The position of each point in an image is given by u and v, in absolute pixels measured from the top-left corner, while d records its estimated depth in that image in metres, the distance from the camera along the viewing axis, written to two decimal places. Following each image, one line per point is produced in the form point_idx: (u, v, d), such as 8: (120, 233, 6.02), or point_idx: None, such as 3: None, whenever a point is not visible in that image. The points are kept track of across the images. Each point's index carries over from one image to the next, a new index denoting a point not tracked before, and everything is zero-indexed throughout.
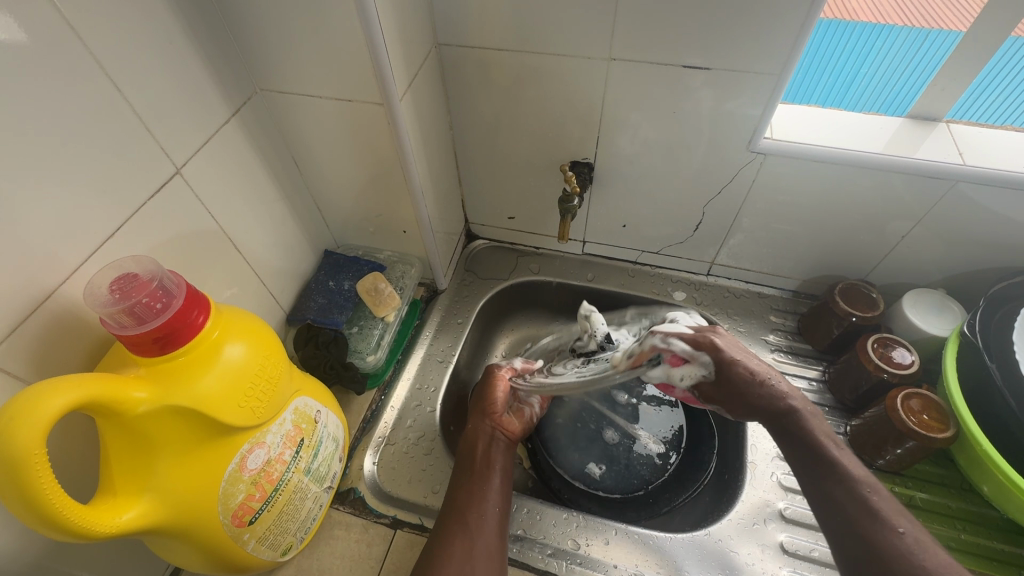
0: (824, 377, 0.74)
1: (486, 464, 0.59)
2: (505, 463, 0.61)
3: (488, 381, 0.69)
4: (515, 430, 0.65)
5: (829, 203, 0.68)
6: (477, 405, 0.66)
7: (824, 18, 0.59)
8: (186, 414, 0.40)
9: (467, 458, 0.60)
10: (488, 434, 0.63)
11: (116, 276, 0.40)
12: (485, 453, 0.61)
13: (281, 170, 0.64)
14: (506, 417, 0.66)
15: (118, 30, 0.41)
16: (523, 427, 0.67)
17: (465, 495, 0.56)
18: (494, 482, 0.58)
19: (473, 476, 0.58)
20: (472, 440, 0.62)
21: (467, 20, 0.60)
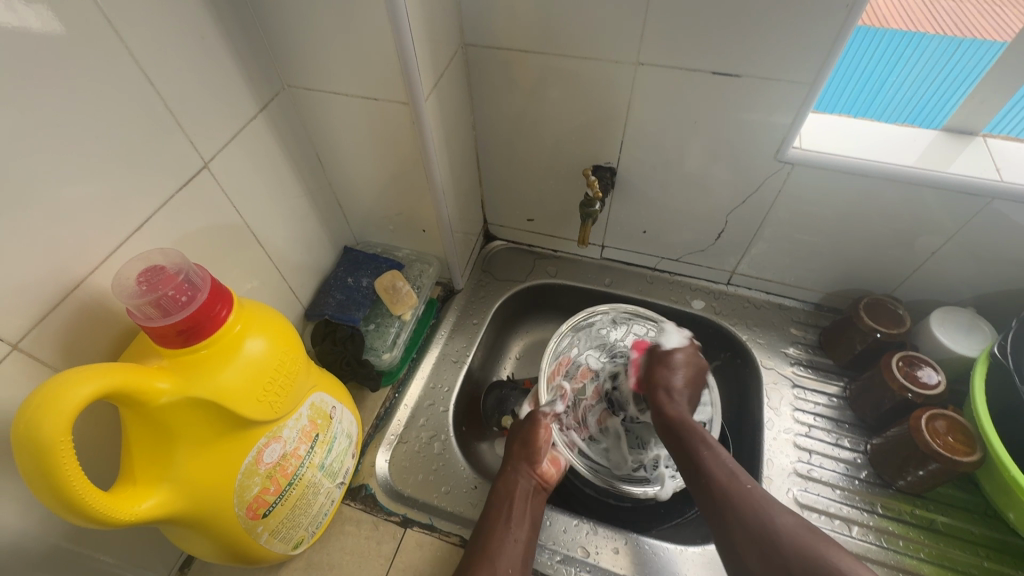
0: (845, 394, 0.72)
1: (520, 514, 0.58)
2: (537, 513, 0.60)
3: (530, 425, 0.66)
4: (552, 480, 0.63)
5: (856, 216, 0.66)
6: (520, 447, 0.64)
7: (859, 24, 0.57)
8: (206, 406, 0.40)
9: (502, 504, 0.59)
10: (528, 482, 0.61)
11: (144, 267, 0.40)
12: (522, 501, 0.60)
13: (305, 165, 0.65)
14: (546, 466, 0.64)
15: (152, 22, 0.42)
16: (559, 475, 0.65)
17: (496, 542, 0.56)
18: (524, 532, 0.57)
19: (508, 523, 0.57)
20: (510, 484, 0.61)
21: (495, 20, 0.60)
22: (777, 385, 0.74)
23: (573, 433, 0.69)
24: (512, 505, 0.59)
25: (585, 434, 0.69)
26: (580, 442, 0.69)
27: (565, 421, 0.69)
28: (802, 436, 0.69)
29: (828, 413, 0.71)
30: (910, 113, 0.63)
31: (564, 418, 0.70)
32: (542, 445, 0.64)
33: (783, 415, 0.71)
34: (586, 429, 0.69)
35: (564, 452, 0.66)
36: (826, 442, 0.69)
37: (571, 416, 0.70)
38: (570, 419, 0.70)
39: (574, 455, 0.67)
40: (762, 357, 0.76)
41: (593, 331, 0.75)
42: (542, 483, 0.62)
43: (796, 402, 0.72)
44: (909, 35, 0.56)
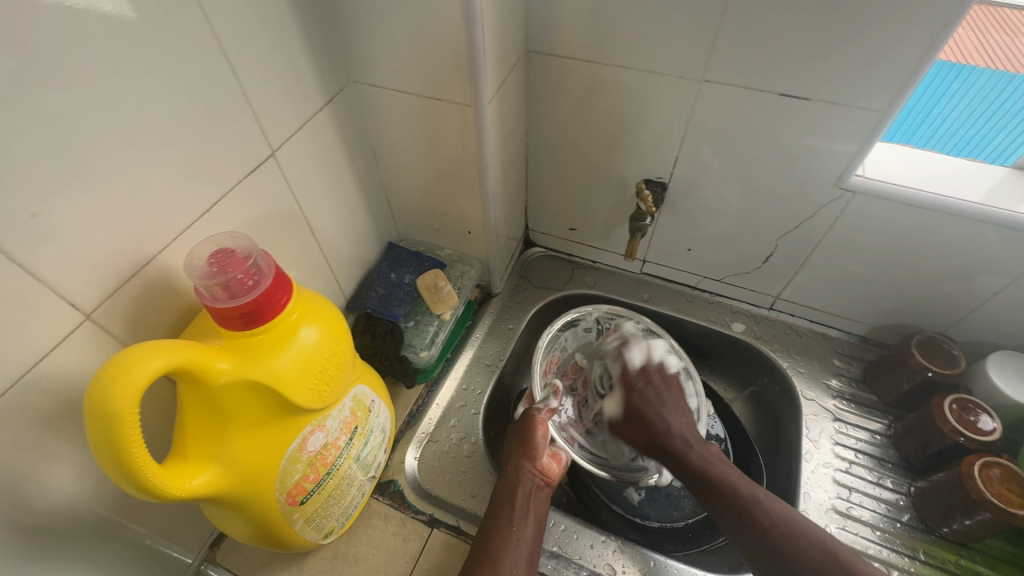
0: (889, 432, 0.70)
1: (524, 513, 0.57)
2: (542, 512, 0.59)
3: (526, 422, 0.64)
4: (554, 475, 0.62)
5: (916, 250, 0.64)
6: (519, 444, 0.63)
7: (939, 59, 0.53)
8: (261, 390, 0.41)
9: (504, 502, 0.58)
10: (531, 480, 0.60)
11: (214, 249, 0.41)
12: (526, 499, 0.58)
13: (360, 159, 0.66)
14: (548, 462, 0.62)
15: (239, 11, 0.43)
16: (561, 472, 0.63)
17: (502, 541, 0.55)
18: (529, 530, 0.56)
19: (511, 523, 0.56)
20: (512, 482, 0.59)
21: (561, 30, 0.61)
22: (817, 417, 0.72)
23: (572, 428, 0.69)
24: (516, 502, 0.58)
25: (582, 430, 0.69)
26: (580, 437, 0.69)
27: (563, 418, 0.69)
28: (841, 471, 0.67)
29: (870, 450, 0.69)
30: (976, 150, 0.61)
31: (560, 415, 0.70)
32: (540, 441, 0.62)
33: (822, 449, 0.69)
34: (585, 426, 0.70)
35: (565, 448, 0.65)
36: (867, 480, 0.67)
37: (568, 412, 0.70)
38: (566, 416, 0.70)
39: (575, 450, 0.67)
40: (803, 388, 0.74)
41: (579, 332, 0.76)
42: (544, 480, 0.61)
43: (836, 436, 0.70)
44: (960, 69, 0.55)
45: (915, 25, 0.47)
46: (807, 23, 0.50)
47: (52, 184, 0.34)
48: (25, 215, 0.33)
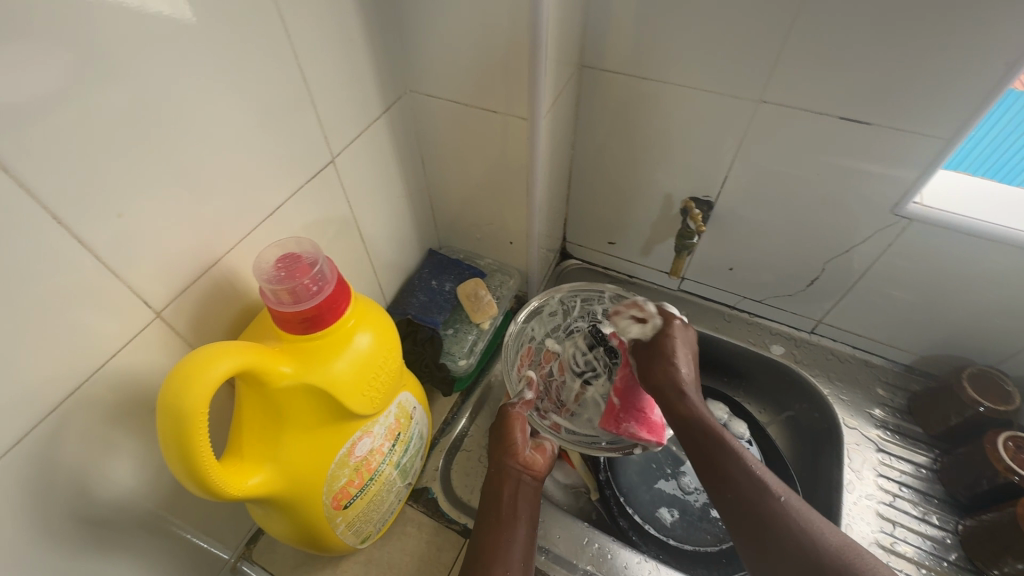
0: (935, 466, 0.68)
1: (513, 512, 0.57)
2: (533, 509, 0.59)
3: (503, 423, 0.64)
4: (541, 468, 0.62)
5: (973, 281, 0.62)
6: (497, 447, 0.63)
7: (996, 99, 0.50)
8: (317, 394, 0.41)
9: (491, 507, 0.58)
10: (517, 477, 0.60)
11: (281, 254, 0.42)
12: (514, 496, 0.58)
13: (410, 167, 0.66)
14: (531, 454, 0.62)
15: (312, 21, 0.44)
16: (547, 463, 0.63)
17: (495, 542, 0.54)
18: (519, 529, 0.56)
19: (500, 525, 0.56)
20: (496, 486, 0.59)
21: (616, 46, 0.61)
22: (859, 447, 0.71)
23: (554, 414, 0.70)
24: (501, 502, 0.58)
25: (565, 414, 0.70)
26: (563, 421, 0.69)
27: (543, 406, 0.70)
28: (884, 504, 0.66)
29: (914, 484, 0.67)
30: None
31: (540, 403, 0.70)
32: (520, 439, 0.61)
33: (864, 480, 0.68)
34: (568, 408, 0.70)
35: (550, 438, 0.66)
36: (911, 514, 0.65)
37: (548, 399, 0.70)
38: (546, 402, 0.71)
39: (561, 436, 0.67)
40: (844, 416, 0.73)
41: (545, 318, 0.76)
42: (531, 474, 0.61)
43: (879, 467, 0.69)
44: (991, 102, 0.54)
45: (988, 53, 0.46)
46: (873, 47, 0.50)
47: (139, 187, 0.36)
48: (114, 216, 0.35)
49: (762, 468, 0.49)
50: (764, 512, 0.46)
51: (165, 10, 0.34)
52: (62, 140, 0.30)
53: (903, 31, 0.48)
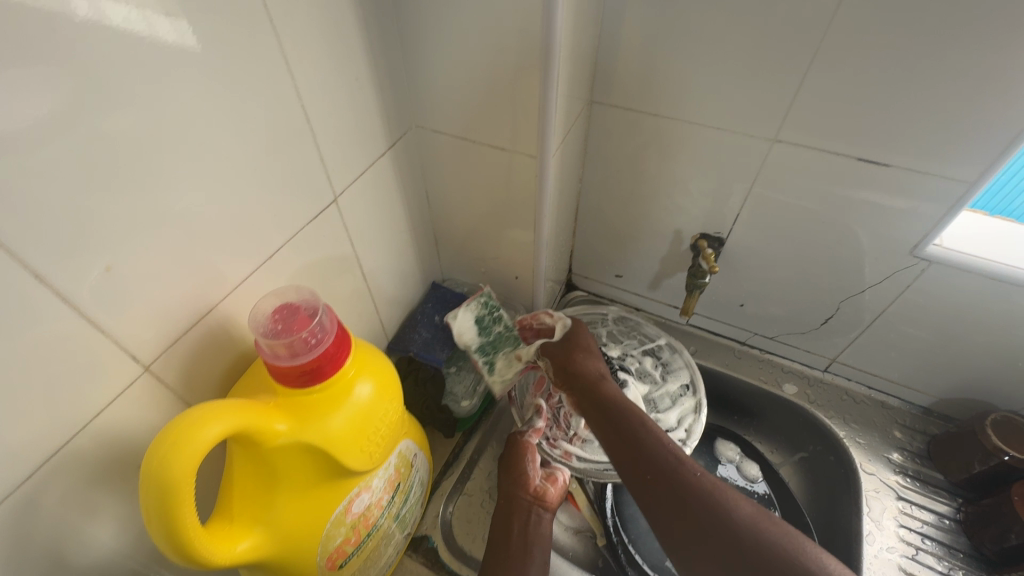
0: (958, 517, 0.65)
1: (526, 547, 0.57)
2: (546, 541, 0.59)
3: (512, 451, 0.64)
4: (551, 498, 0.61)
5: (997, 323, 0.60)
6: (506, 474, 0.63)
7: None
8: (313, 451, 0.39)
9: (503, 537, 0.58)
10: (527, 510, 0.60)
11: (277, 304, 0.39)
12: (524, 530, 0.59)
13: (413, 201, 0.65)
14: (542, 485, 0.61)
15: (317, 62, 0.43)
16: (558, 493, 0.63)
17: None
18: (532, 562, 0.56)
19: (513, 558, 0.56)
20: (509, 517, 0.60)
21: (626, 82, 0.60)
22: (878, 494, 0.68)
23: (564, 442, 0.65)
24: (511, 539, 0.58)
25: (577, 441, 0.65)
26: (575, 449, 0.64)
27: (552, 434, 0.66)
28: (907, 559, 0.63)
29: (937, 536, 0.65)
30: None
31: (549, 432, 0.66)
32: (529, 469, 0.61)
33: (885, 531, 0.65)
34: (579, 436, 0.65)
35: (562, 466, 0.64)
36: (935, 570, 0.62)
37: (557, 428, 0.66)
38: (556, 430, 0.66)
39: (574, 465, 0.64)
40: (862, 460, 0.70)
41: None
42: (541, 505, 0.61)
43: (900, 517, 0.66)
44: None
45: (1011, 98, 0.45)
46: (892, 88, 0.49)
47: (128, 235, 0.34)
48: (100, 269, 0.33)
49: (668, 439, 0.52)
50: (678, 478, 0.48)
51: (172, 40, 0.32)
52: (47, 193, 0.29)
53: (922, 73, 0.47)
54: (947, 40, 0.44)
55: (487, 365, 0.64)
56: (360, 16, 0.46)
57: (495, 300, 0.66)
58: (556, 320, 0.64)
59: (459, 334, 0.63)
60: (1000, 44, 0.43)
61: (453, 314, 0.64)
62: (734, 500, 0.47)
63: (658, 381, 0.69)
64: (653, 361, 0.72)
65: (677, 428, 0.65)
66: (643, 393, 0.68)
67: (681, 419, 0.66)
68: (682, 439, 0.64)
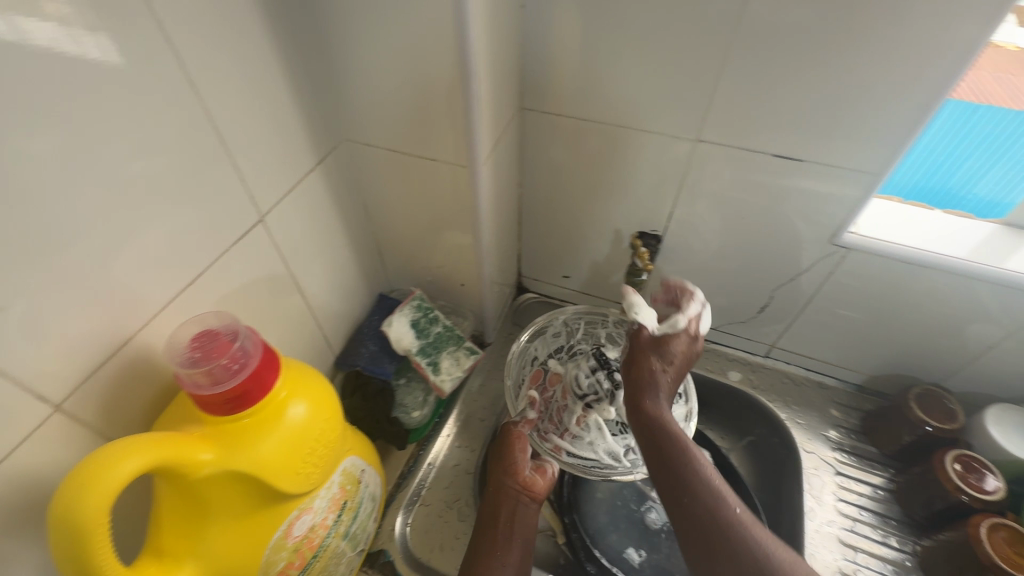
0: (891, 487, 0.69)
1: (510, 535, 0.57)
2: (530, 531, 0.59)
3: (504, 438, 0.64)
4: (540, 489, 0.61)
5: (912, 301, 0.64)
6: (497, 463, 0.63)
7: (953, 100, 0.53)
8: (244, 478, 0.39)
9: (489, 523, 0.59)
10: (515, 498, 0.60)
11: (197, 331, 0.39)
12: (510, 520, 0.59)
13: (351, 215, 0.64)
14: (531, 475, 0.62)
15: (229, 82, 0.43)
16: (547, 485, 0.63)
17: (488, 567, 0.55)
18: (514, 549, 0.57)
19: (494, 547, 0.57)
20: (496, 503, 0.60)
21: (553, 88, 0.61)
22: (818, 471, 0.72)
23: (554, 437, 0.67)
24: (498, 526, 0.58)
25: (568, 436, 0.67)
26: (563, 444, 0.67)
27: (543, 428, 0.68)
28: (846, 530, 0.67)
29: (873, 507, 0.68)
30: (964, 208, 0.63)
31: (541, 425, 0.69)
32: (520, 458, 0.61)
33: (825, 505, 0.69)
34: (569, 431, 0.67)
35: (551, 460, 0.66)
36: (872, 538, 0.66)
37: (549, 421, 0.68)
38: (549, 424, 0.68)
39: (563, 459, 0.66)
40: (802, 439, 0.74)
41: (547, 340, 0.77)
42: (529, 495, 0.61)
43: (839, 491, 0.70)
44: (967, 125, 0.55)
45: (903, 93, 0.49)
46: (798, 87, 0.51)
47: (26, 271, 0.32)
48: None
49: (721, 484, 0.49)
50: (728, 529, 0.45)
51: (95, 57, 0.33)
52: None
53: (822, 72, 0.50)
54: (840, 40, 0.47)
55: (431, 366, 0.67)
56: (274, 34, 0.46)
57: (427, 304, 0.70)
58: (693, 313, 0.58)
59: (396, 340, 0.66)
60: (887, 42, 0.46)
61: (388, 321, 0.67)
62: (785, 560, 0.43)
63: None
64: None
65: None
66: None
67: None
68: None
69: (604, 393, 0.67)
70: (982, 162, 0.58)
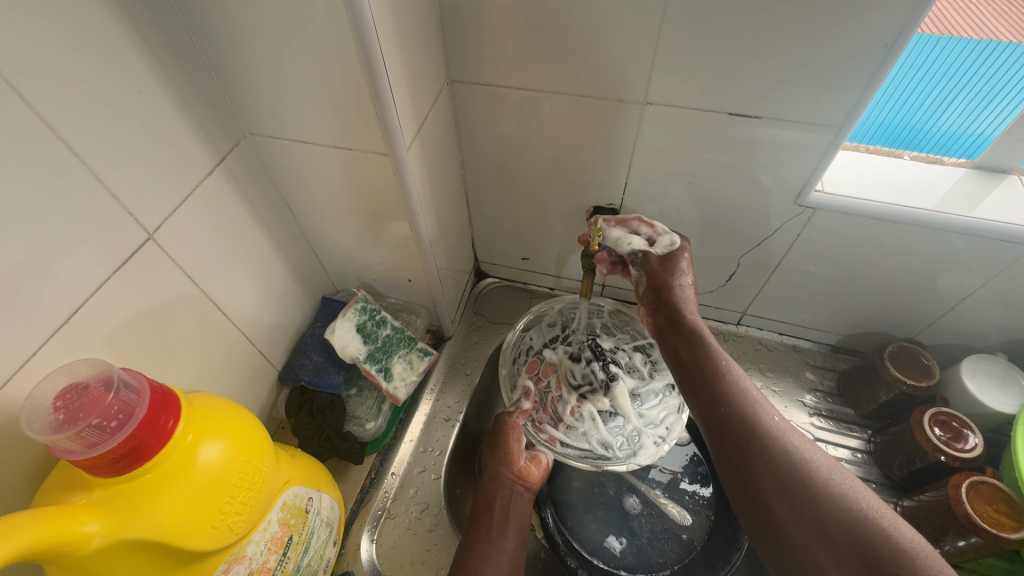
0: (869, 448, 0.68)
1: (504, 524, 0.56)
2: (525, 520, 0.58)
3: (499, 430, 0.63)
4: (535, 478, 0.60)
5: (882, 259, 0.61)
6: (492, 453, 0.62)
7: (921, 34, 0.49)
8: (146, 543, 0.34)
9: (484, 512, 0.57)
10: (510, 488, 0.59)
11: (60, 390, 0.33)
12: (505, 509, 0.57)
13: (273, 217, 0.58)
14: (526, 465, 0.61)
15: (74, 82, 0.35)
16: (542, 474, 0.61)
17: (483, 553, 0.53)
18: (509, 538, 0.55)
19: (489, 534, 0.55)
20: (489, 492, 0.58)
21: (482, 56, 0.55)
22: None
23: (548, 427, 0.63)
24: (493, 513, 0.56)
25: (563, 427, 0.63)
26: (558, 435, 0.62)
27: (538, 418, 0.64)
28: None
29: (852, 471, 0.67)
30: (924, 147, 0.59)
31: (536, 415, 0.64)
32: (515, 448, 0.61)
33: None
34: (564, 422, 0.63)
35: (546, 451, 0.62)
36: None
37: (544, 411, 0.64)
38: (543, 414, 0.64)
39: (558, 450, 0.62)
40: (778, 406, 0.72)
41: (545, 328, 0.72)
42: (524, 484, 0.60)
43: None
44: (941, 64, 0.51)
45: (864, 37, 0.44)
46: (749, 38, 0.46)
47: None
48: None
49: (761, 398, 0.49)
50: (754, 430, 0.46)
51: None
52: None
53: (777, 17, 0.44)
54: None
55: (383, 372, 0.63)
56: (129, 17, 0.38)
57: (373, 305, 0.64)
58: (656, 231, 0.61)
59: (342, 348, 0.61)
60: None
61: (331, 327, 0.61)
62: (818, 462, 0.44)
63: (646, 377, 0.66)
64: (642, 358, 0.68)
65: (658, 425, 0.62)
66: (630, 387, 0.65)
67: (663, 418, 0.63)
68: (663, 436, 0.61)
69: (599, 385, 0.64)
70: (947, 95, 0.53)
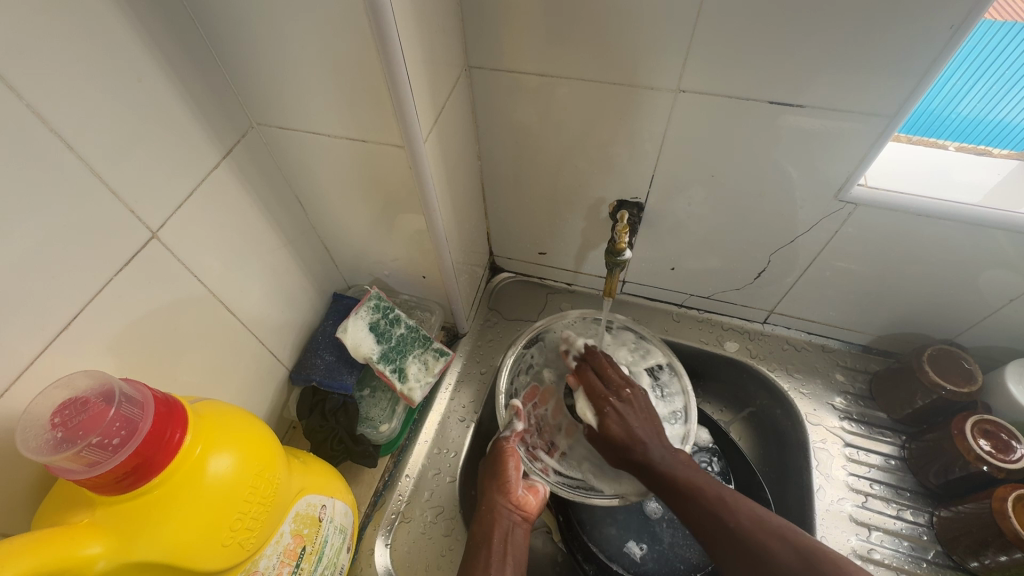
0: (902, 455, 0.66)
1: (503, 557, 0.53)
2: (520, 552, 0.55)
3: (495, 456, 0.60)
4: (532, 508, 0.57)
5: (924, 258, 0.58)
6: (489, 476, 0.58)
7: (985, 22, 0.44)
8: (153, 565, 0.32)
9: (481, 542, 0.54)
10: (507, 517, 0.55)
11: (60, 404, 0.31)
12: (503, 541, 0.54)
13: (282, 212, 0.55)
14: (523, 494, 0.57)
15: (68, 70, 0.32)
16: (539, 503, 0.58)
17: None
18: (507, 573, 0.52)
19: (487, 568, 0.52)
20: (487, 520, 0.55)
21: (503, 41, 0.51)
22: (825, 443, 0.68)
23: (543, 454, 0.62)
24: (489, 545, 0.53)
25: (557, 455, 0.62)
26: (552, 462, 0.62)
27: (533, 443, 0.63)
28: (858, 506, 0.63)
29: (884, 478, 0.65)
30: (948, 136, 0.54)
31: (530, 440, 0.63)
32: (513, 476, 0.57)
33: (834, 479, 0.65)
34: (558, 450, 0.62)
35: (541, 479, 0.60)
36: (885, 513, 0.63)
37: (540, 437, 0.63)
38: (538, 440, 0.63)
39: (552, 480, 0.60)
40: (807, 410, 0.70)
41: (546, 345, 0.68)
42: (521, 515, 0.56)
43: (849, 463, 0.66)
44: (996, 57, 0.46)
45: (927, 19, 0.40)
46: (796, 21, 0.42)
47: None
48: None
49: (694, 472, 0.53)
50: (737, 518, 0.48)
51: None
52: None
53: None
54: None
55: (397, 373, 0.61)
56: None
57: (386, 302, 0.62)
58: None
59: (354, 347, 0.59)
60: None
61: (343, 326, 0.59)
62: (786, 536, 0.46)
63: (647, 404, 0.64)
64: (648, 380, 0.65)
65: None
66: None
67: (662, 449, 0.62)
68: None
69: None
70: (987, 88, 0.48)
